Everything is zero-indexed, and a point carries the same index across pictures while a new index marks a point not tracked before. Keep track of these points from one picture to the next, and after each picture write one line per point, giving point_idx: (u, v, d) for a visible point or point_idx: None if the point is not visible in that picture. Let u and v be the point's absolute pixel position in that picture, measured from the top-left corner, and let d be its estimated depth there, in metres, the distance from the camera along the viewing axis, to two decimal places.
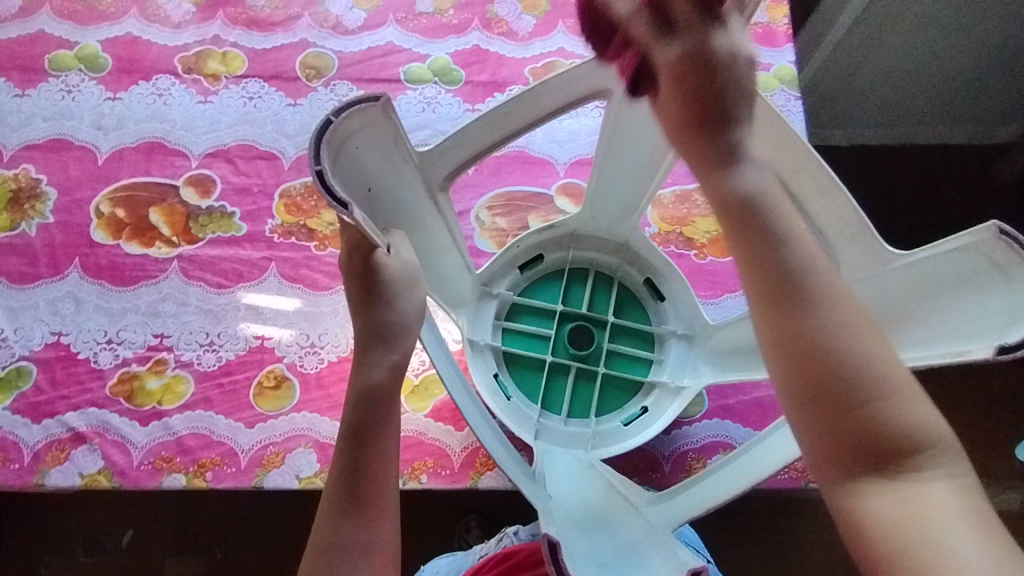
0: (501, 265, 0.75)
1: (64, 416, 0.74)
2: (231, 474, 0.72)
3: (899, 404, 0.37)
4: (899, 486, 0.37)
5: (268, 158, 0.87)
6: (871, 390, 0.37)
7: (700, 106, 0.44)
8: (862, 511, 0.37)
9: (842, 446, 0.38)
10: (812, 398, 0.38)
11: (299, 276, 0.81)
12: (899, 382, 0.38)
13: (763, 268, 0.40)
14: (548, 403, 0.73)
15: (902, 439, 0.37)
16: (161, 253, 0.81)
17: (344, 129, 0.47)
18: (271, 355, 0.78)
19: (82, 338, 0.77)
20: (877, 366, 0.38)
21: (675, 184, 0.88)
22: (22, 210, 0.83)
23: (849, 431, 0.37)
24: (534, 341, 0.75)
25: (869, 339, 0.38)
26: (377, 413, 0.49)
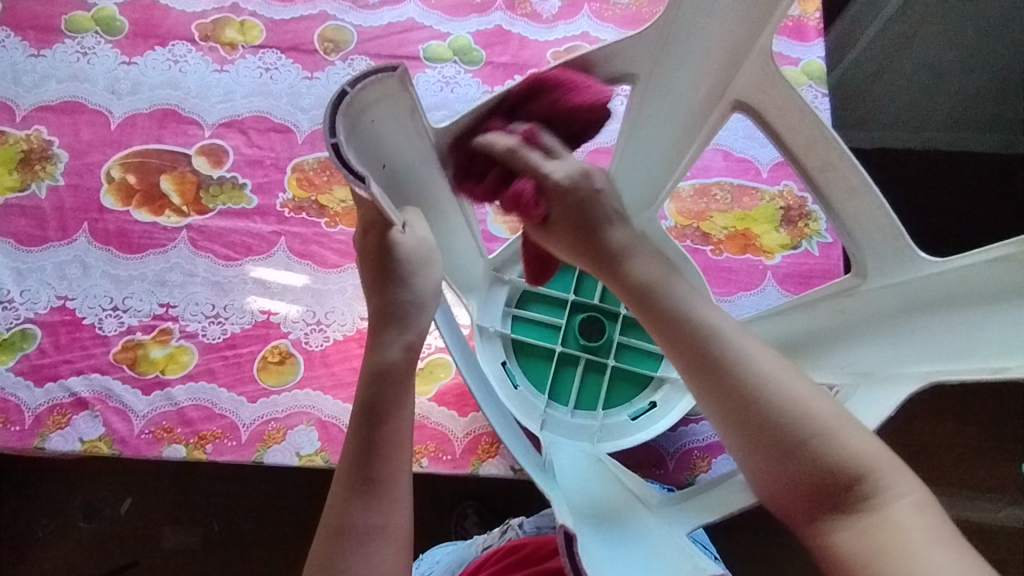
0: (514, 250, 0.74)
1: (67, 380, 0.74)
2: (231, 448, 0.72)
3: (830, 437, 0.41)
4: (858, 519, 0.40)
5: (282, 131, 0.85)
6: (803, 433, 0.42)
7: (579, 228, 0.53)
8: (836, 547, 0.40)
9: (793, 485, 0.42)
10: (755, 446, 0.43)
11: (308, 252, 0.80)
12: (827, 418, 0.42)
13: (679, 348, 0.47)
14: (555, 393, 0.72)
15: (844, 471, 0.41)
16: (170, 222, 0.80)
17: (359, 103, 0.46)
18: (276, 330, 0.77)
19: (88, 303, 0.77)
20: (797, 408, 0.42)
21: (694, 177, 0.86)
22: (33, 171, 0.82)
23: (791, 472, 0.42)
24: (545, 330, 0.74)
25: (792, 386, 0.43)
26: (390, 394, 0.48)
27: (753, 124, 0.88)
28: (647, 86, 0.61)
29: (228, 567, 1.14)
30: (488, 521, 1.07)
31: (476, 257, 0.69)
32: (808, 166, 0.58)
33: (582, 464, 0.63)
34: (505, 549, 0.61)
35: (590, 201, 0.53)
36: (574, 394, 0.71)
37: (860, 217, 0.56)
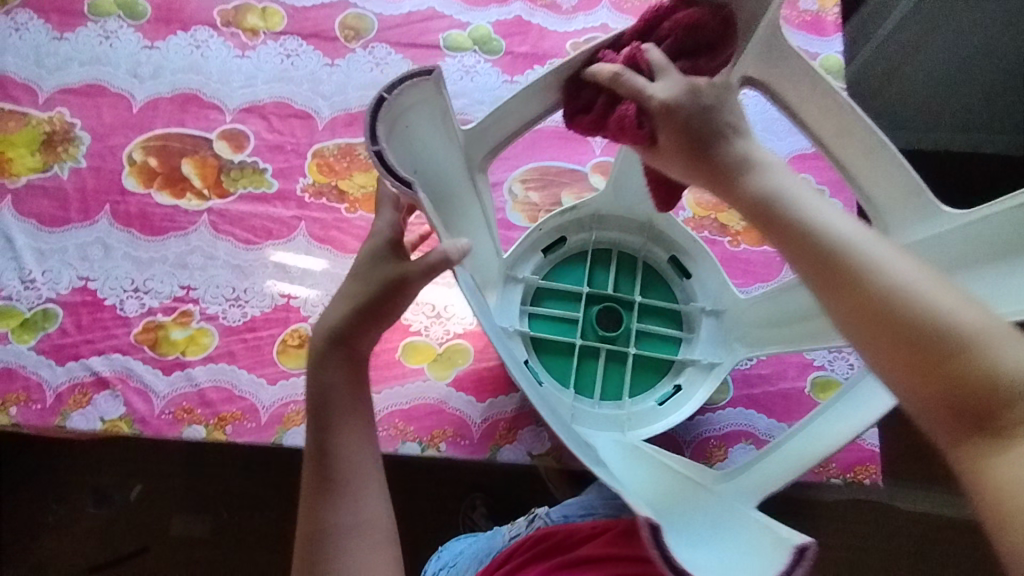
0: (525, 249, 0.74)
1: (88, 360, 0.74)
2: (251, 430, 0.73)
3: (987, 350, 0.34)
4: (1016, 445, 0.32)
5: (303, 117, 0.86)
6: (955, 342, 0.35)
7: (688, 133, 0.48)
8: (985, 474, 0.33)
9: (940, 402, 0.35)
10: (896, 351, 0.36)
11: (328, 238, 0.81)
12: (984, 329, 0.35)
13: (804, 246, 0.41)
14: (580, 387, 0.72)
15: (1004, 388, 0.33)
16: (191, 205, 0.81)
17: (395, 109, 0.49)
18: (296, 314, 0.77)
19: (110, 285, 0.77)
20: (945, 312, 0.36)
21: None
22: (55, 153, 0.82)
23: (938, 385, 0.35)
24: (561, 326, 0.74)
25: (942, 291, 0.37)
26: (334, 402, 0.51)
27: (771, 115, 0.88)
28: None
29: (238, 554, 1.14)
30: (497, 513, 1.08)
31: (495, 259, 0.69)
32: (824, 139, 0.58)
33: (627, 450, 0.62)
34: (532, 539, 0.60)
35: (698, 117, 0.48)
36: (598, 387, 0.72)
37: (877, 179, 0.57)
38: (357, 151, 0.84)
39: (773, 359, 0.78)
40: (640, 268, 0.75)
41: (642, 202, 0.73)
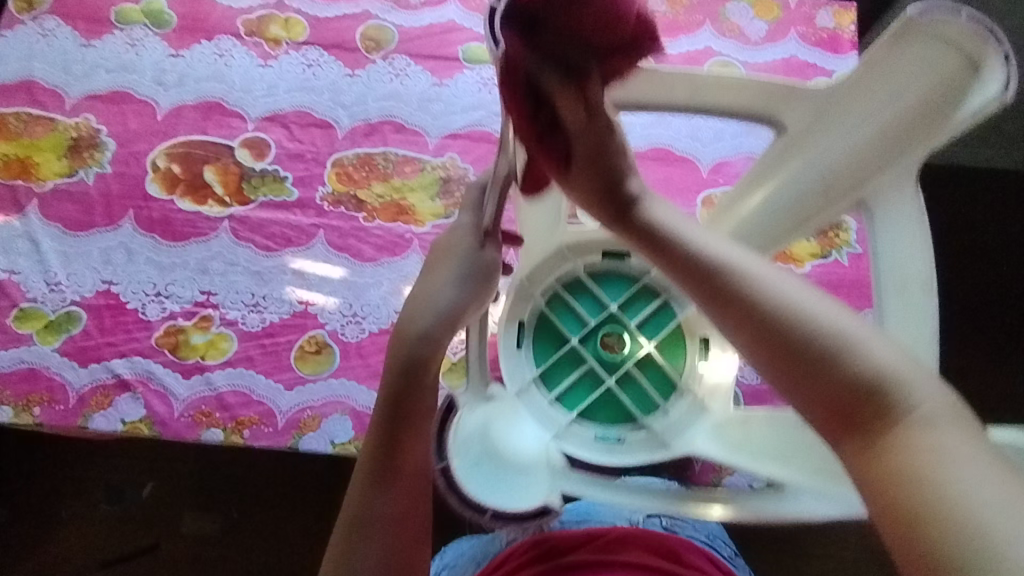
0: (511, 362, 0.73)
1: (110, 362, 0.76)
2: (268, 434, 0.74)
3: (862, 357, 0.41)
4: (881, 433, 0.39)
5: (323, 127, 0.87)
6: (827, 347, 0.42)
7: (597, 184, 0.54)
8: (875, 465, 0.38)
9: (834, 409, 0.42)
10: (785, 363, 0.44)
11: (346, 246, 0.82)
12: (857, 338, 0.42)
13: (694, 273, 0.50)
14: (644, 409, 0.73)
15: (873, 384, 0.40)
16: (213, 211, 0.82)
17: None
18: (313, 321, 0.78)
19: (132, 288, 0.79)
20: (817, 320, 0.44)
21: (726, 184, 0.86)
22: (81, 158, 0.84)
23: (829, 385, 0.42)
24: (578, 389, 0.74)
25: (809, 302, 0.45)
26: (418, 390, 0.49)
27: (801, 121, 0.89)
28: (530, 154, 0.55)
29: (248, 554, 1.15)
30: None
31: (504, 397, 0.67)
32: (694, 101, 0.60)
33: (727, 445, 0.66)
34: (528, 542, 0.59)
35: (603, 169, 0.54)
36: (654, 396, 0.73)
37: (739, 94, 0.60)
38: (375, 160, 0.85)
39: None
40: (584, 276, 0.74)
41: (555, 227, 0.72)
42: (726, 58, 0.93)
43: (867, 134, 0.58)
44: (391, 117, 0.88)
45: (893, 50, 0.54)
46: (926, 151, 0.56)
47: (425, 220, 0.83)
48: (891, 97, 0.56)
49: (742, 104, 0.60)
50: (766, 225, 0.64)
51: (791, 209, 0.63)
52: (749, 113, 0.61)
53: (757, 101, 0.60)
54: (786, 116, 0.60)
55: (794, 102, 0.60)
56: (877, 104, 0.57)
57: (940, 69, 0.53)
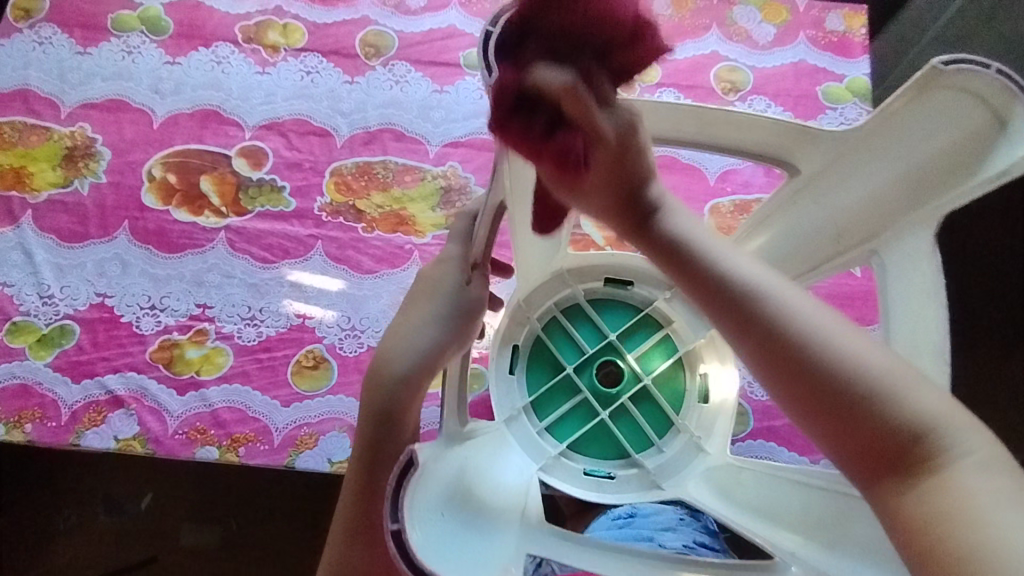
0: (501, 389, 0.72)
1: (103, 378, 0.74)
2: (264, 452, 0.72)
3: (894, 403, 0.39)
4: (919, 482, 0.38)
5: (322, 135, 0.85)
6: (859, 387, 0.40)
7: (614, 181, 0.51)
8: (902, 515, 0.38)
9: (861, 452, 0.40)
10: (813, 402, 0.41)
11: (344, 257, 0.80)
12: (886, 377, 0.40)
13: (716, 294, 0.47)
14: (636, 446, 0.72)
15: (904, 431, 0.39)
16: (209, 222, 0.81)
17: (414, 504, 0.38)
18: (310, 335, 0.76)
19: (126, 301, 0.77)
20: (847, 356, 0.41)
21: (735, 192, 0.82)
22: (76, 168, 0.83)
23: (856, 427, 0.40)
24: (571, 419, 0.73)
25: (839, 335, 0.42)
26: (395, 438, 0.45)
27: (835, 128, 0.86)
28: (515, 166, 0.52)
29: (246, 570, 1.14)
30: None
31: (493, 428, 0.65)
32: (695, 138, 0.53)
33: (722, 488, 0.64)
34: None
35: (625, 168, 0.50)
36: (649, 432, 0.72)
37: (748, 130, 0.51)
38: (375, 170, 0.84)
39: None
40: (584, 302, 0.75)
41: (553, 253, 0.73)
42: (734, 63, 0.90)
43: (882, 184, 0.50)
44: (391, 125, 0.86)
45: (916, 98, 0.47)
46: (950, 205, 0.47)
47: (426, 230, 0.81)
48: (916, 143, 0.48)
49: (745, 141, 0.52)
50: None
51: (797, 253, 0.56)
52: (756, 153, 0.53)
53: (762, 141, 0.52)
54: (797, 157, 0.52)
55: (809, 144, 0.51)
56: (901, 146, 0.49)
57: (963, 122, 0.46)
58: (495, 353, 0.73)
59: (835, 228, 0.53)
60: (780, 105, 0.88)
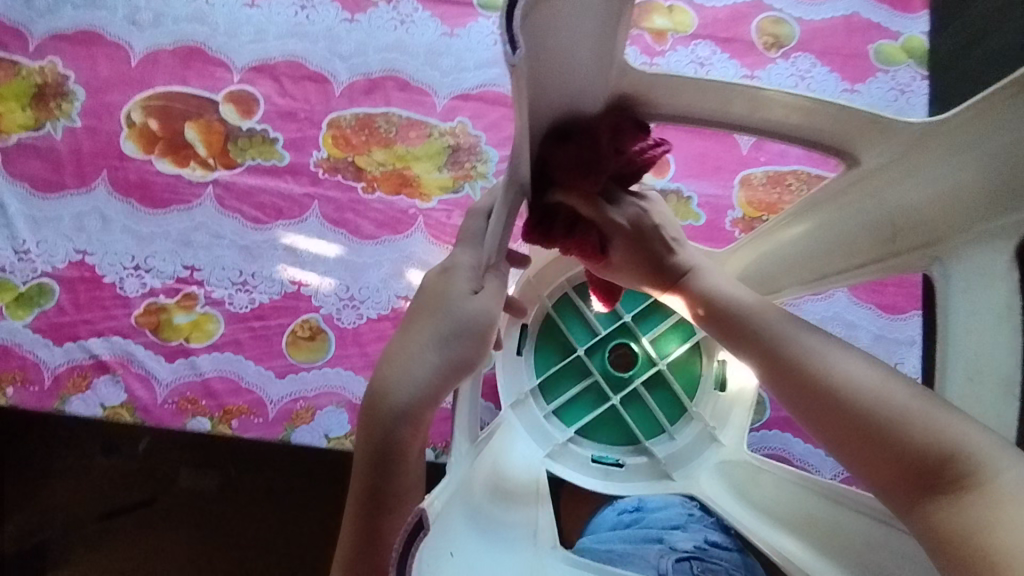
0: (507, 371, 0.68)
1: (87, 342, 0.70)
2: (258, 425, 0.69)
3: (922, 428, 0.39)
4: (964, 506, 0.36)
5: (318, 81, 0.77)
6: (880, 414, 0.40)
7: (637, 250, 0.52)
8: (955, 540, 0.35)
9: (900, 480, 0.39)
10: (842, 433, 0.42)
11: (343, 220, 0.74)
12: (908, 404, 0.40)
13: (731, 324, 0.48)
14: (646, 432, 0.69)
15: (937, 455, 0.38)
16: (195, 175, 0.74)
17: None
18: (306, 304, 0.72)
19: (109, 260, 0.72)
20: (866, 385, 0.41)
21: (770, 163, 0.76)
22: (47, 109, 0.75)
23: (889, 454, 0.39)
24: (580, 402, 0.70)
25: (855, 366, 0.43)
26: (394, 477, 0.42)
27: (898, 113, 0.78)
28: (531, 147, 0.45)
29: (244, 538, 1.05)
30: None
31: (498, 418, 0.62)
32: (740, 120, 0.48)
33: (739, 486, 0.61)
34: None
35: (646, 240, 0.52)
36: (660, 419, 0.69)
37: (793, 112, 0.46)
38: (376, 123, 0.76)
39: None
40: None
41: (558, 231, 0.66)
42: (778, 14, 0.81)
43: (933, 194, 0.45)
44: (395, 71, 0.78)
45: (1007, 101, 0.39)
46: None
47: (431, 194, 0.75)
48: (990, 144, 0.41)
49: (796, 123, 0.47)
50: (802, 258, 0.55)
51: (832, 252, 0.53)
52: (803, 138, 0.48)
53: (807, 126, 0.47)
54: (850, 146, 0.47)
55: (866, 134, 0.45)
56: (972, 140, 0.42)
57: None
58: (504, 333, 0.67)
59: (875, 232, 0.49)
60: (826, 64, 0.80)
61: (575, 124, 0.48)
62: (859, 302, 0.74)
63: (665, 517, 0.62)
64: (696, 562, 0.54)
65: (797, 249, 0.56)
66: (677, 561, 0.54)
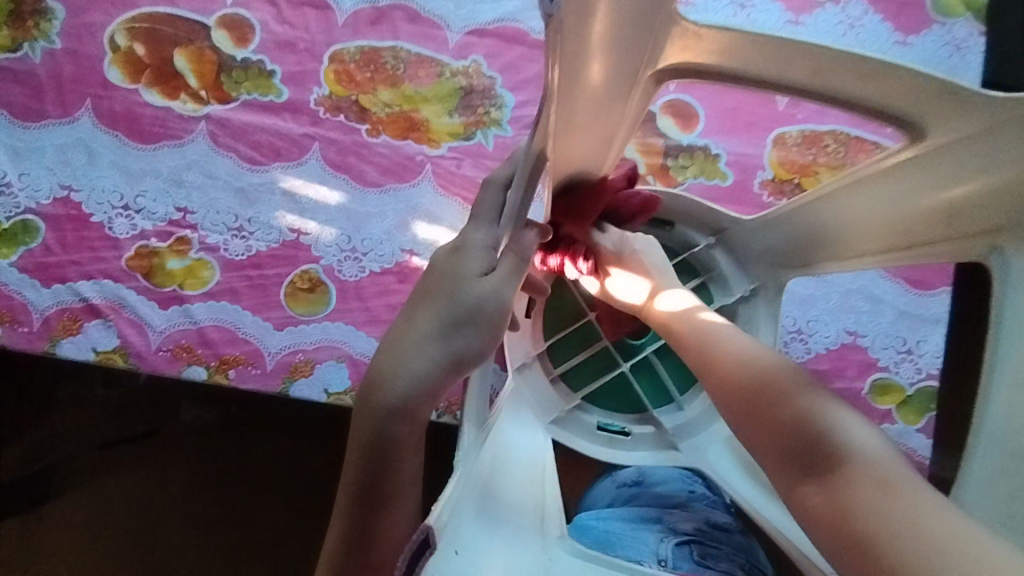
0: (516, 334, 0.64)
1: (77, 284, 0.66)
2: (255, 376, 0.66)
3: (807, 410, 0.39)
4: (825, 479, 0.36)
5: (320, 8, 0.71)
6: (772, 395, 0.41)
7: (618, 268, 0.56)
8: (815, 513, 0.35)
9: (783, 460, 0.39)
10: (741, 411, 0.42)
11: (345, 165, 0.69)
12: (799, 391, 0.41)
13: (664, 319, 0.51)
14: (655, 401, 0.67)
15: (813, 435, 0.38)
16: (186, 108, 0.69)
17: None
18: (306, 254, 0.68)
19: (96, 198, 0.67)
20: (764, 369, 0.43)
21: (806, 121, 0.71)
22: (24, 27, 0.70)
23: (774, 433, 0.40)
24: (588, 368, 0.69)
25: (759, 353, 0.44)
26: (386, 473, 0.39)
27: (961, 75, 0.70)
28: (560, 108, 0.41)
29: (244, 493, 0.88)
30: None
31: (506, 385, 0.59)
32: (801, 82, 0.44)
33: (748, 464, 0.58)
34: None
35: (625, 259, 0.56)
36: (669, 388, 0.67)
37: (880, 87, 0.42)
38: (382, 57, 0.71)
39: (834, 355, 0.69)
40: None
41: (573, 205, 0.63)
42: None
43: (973, 185, 0.43)
44: (404, 1, 0.72)
45: None
46: None
47: (440, 140, 0.70)
48: None
49: (869, 94, 0.43)
50: (840, 231, 0.54)
51: (860, 229, 0.52)
52: (875, 110, 0.44)
53: (889, 98, 0.43)
54: (924, 121, 0.43)
55: (950, 113, 0.41)
56: None
57: None
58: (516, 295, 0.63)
59: (903, 215, 0.49)
60: (878, 12, 0.73)
61: (614, 85, 0.43)
62: (887, 276, 0.70)
63: (667, 494, 0.61)
64: (696, 546, 0.52)
65: (834, 221, 0.54)
66: (676, 545, 0.52)
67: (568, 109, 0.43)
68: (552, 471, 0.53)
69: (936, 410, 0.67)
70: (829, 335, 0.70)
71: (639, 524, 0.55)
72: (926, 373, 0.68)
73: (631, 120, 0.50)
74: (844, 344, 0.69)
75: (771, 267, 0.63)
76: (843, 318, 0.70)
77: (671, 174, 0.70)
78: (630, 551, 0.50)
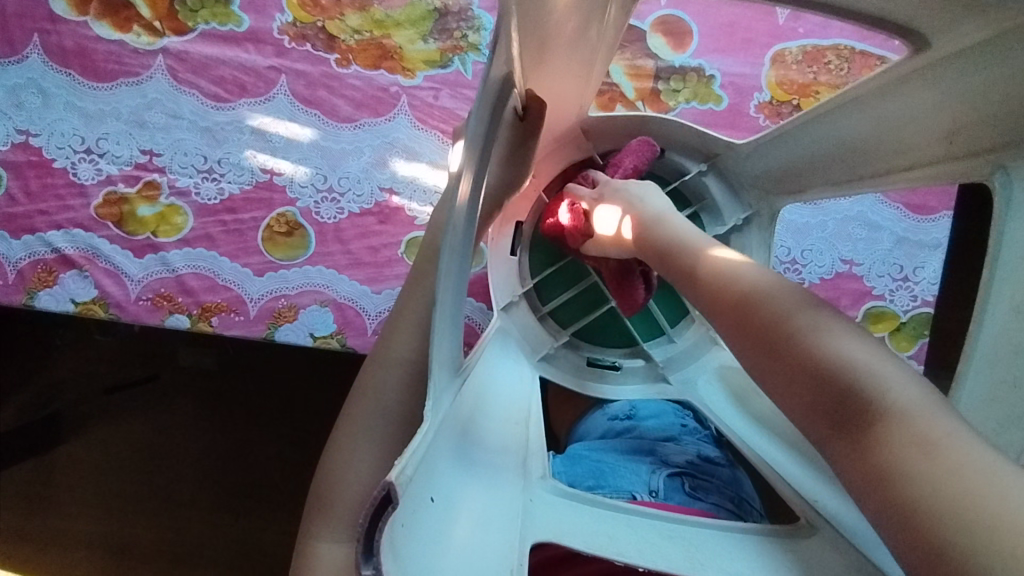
0: (500, 272, 0.63)
1: (46, 234, 0.63)
2: (239, 324, 0.63)
3: (818, 339, 0.34)
4: (865, 430, 0.29)
5: None
6: (780, 321, 0.36)
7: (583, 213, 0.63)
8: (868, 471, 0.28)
9: (805, 396, 0.33)
10: (750, 338, 0.37)
11: (315, 99, 0.66)
12: (803, 320, 0.35)
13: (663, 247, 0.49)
14: (644, 335, 0.68)
15: (834, 371, 0.32)
16: (140, 42, 0.65)
17: (394, 531, 0.27)
18: (281, 196, 0.65)
19: (55, 143, 0.64)
20: (765, 292, 0.38)
21: (807, 37, 0.67)
22: None
23: (790, 364, 0.34)
24: (577, 304, 0.69)
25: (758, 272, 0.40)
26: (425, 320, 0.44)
27: None
28: (524, 23, 0.38)
29: (244, 441, 0.88)
30: None
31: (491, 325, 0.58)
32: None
33: (737, 393, 0.58)
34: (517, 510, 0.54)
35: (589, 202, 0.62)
36: (660, 321, 0.67)
37: None
38: None
39: (829, 285, 0.67)
40: None
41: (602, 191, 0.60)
42: None
43: (974, 104, 0.40)
44: None
45: None
46: None
47: (415, 68, 0.67)
48: None
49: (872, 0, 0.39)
50: (840, 150, 0.51)
51: (856, 148, 0.50)
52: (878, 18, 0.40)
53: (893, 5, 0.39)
54: (928, 28, 0.40)
55: (956, 19, 0.38)
56: None
57: None
58: (498, 231, 0.64)
59: (896, 137, 0.46)
60: None
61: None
62: (886, 201, 0.68)
63: (658, 427, 0.60)
64: (688, 479, 0.53)
65: (837, 138, 0.51)
66: (669, 477, 0.52)
67: (537, 33, 0.41)
68: (534, 415, 0.52)
69: (930, 336, 0.66)
70: (824, 265, 0.68)
71: (630, 456, 0.56)
72: (923, 300, 0.67)
73: (612, 38, 0.47)
74: (839, 273, 0.67)
75: (764, 193, 0.60)
76: (838, 246, 0.68)
77: (662, 99, 0.66)
78: (623, 482, 0.51)
